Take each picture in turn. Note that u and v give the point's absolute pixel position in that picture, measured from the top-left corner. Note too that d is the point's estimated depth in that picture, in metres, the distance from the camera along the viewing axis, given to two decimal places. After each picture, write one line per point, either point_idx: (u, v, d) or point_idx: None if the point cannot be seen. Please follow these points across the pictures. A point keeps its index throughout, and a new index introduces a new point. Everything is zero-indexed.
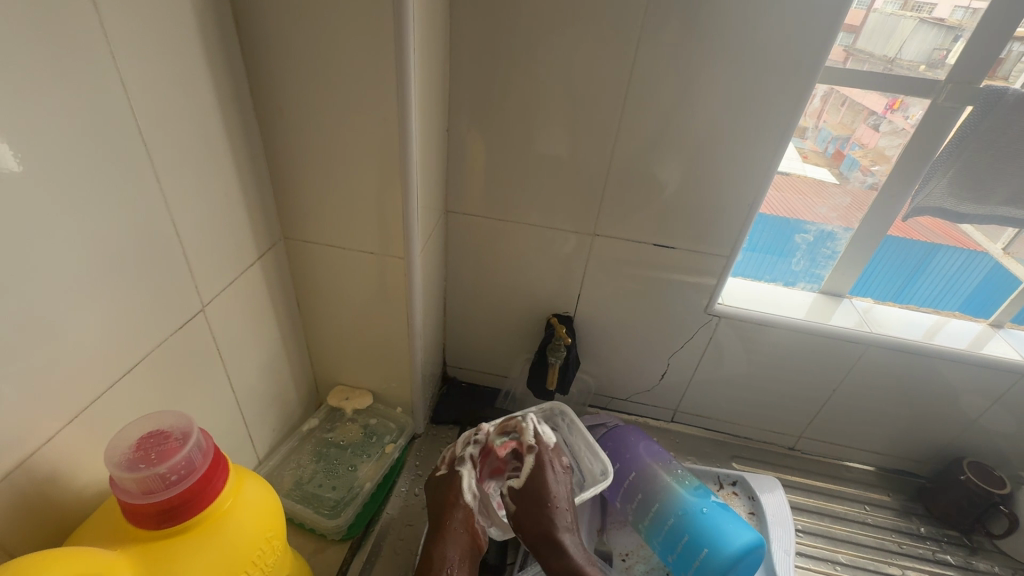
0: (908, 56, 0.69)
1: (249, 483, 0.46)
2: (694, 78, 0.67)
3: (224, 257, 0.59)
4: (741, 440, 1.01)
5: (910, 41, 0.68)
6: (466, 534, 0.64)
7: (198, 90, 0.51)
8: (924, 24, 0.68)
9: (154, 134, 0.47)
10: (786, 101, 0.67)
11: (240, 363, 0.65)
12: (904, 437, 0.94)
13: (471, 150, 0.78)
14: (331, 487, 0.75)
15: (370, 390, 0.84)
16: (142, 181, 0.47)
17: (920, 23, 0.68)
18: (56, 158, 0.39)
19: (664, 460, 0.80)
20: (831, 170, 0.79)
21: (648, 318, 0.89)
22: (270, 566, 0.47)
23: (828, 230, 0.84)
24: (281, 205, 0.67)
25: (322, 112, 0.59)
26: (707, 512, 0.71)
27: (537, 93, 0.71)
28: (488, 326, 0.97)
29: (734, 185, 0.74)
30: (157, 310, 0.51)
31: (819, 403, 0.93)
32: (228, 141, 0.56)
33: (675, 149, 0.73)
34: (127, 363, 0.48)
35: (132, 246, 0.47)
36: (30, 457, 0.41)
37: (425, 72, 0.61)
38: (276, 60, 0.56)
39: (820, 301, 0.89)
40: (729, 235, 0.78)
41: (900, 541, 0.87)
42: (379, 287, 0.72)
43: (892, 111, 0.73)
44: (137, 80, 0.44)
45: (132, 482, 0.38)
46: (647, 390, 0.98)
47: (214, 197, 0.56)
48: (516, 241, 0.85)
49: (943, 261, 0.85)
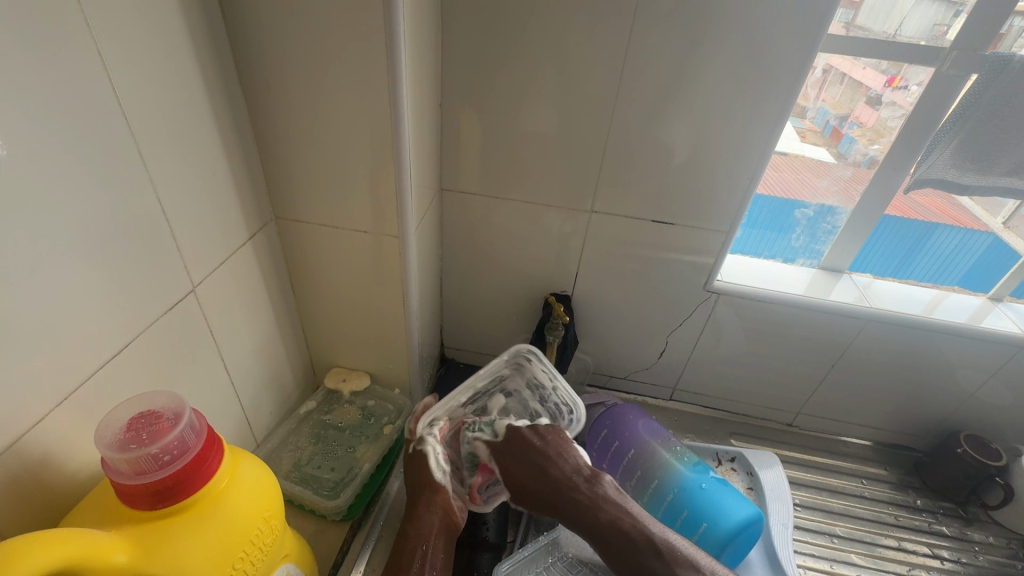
0: (908, 32, 0.68)
1: (244, 463, 0.45)
2: (695, 48, 0.65)
3: (213, 237, 0.57)
4: (739, 417, 1.01)
5: (910, 16, 0.67)
6: (439, 511, 0.64)
7: (181, 64, 0.49)
8: None
9: (136, 110, 0.45)
10: (787, 73, 0.65)
11: (233, 346, 0.64)
12: (902, 412, 0.94)
13: (465, 127, 0.76)
14: (329, 469, 0.74)
15: (368, 371, 0.84)
16: (125, 158, 0.45)
17: None
18: (34, 134, 0.37)
19: (663, 438, 0.80)
20: (830, 150, 0.79)
21: (646, 297, 0.88)
22: (268, 547, 0.47)
23: (828, 205, 0.83)
24: (271, 184, 0.65)
25: (310, 85, 0.57)
26: (706, 488, 0.71)
27: (533, 66, 0.69)
28: (484, 306, 0.96)
29: (734, 160, 0.73)
30: (144, 292, 0.49)
31: (817, 380, 0.93)
32: (214, 117, 0.55)
33: (674, 123, 0.71)
34: (115, 346, 0.47)
35: (119, 227, 0.46)
36: (20, 439, 0.40)
37: (417, 45, 0.59)
38: (262, 33, 0.54)
39: (818, 277, 0.89)
40: (729, 210, 0.77)
41: (897, 513, 0.88)
42: (373, 268, 0.71)
43: (892, 88, 0.72)
44: (115, 52, 0.42)
45: (122, 463, 0.38)
46: (645, 368, 0.98)
47: (201, 176, 0.54)
48: (512, 220, 0.84)
49: (940, 239, 0.85)
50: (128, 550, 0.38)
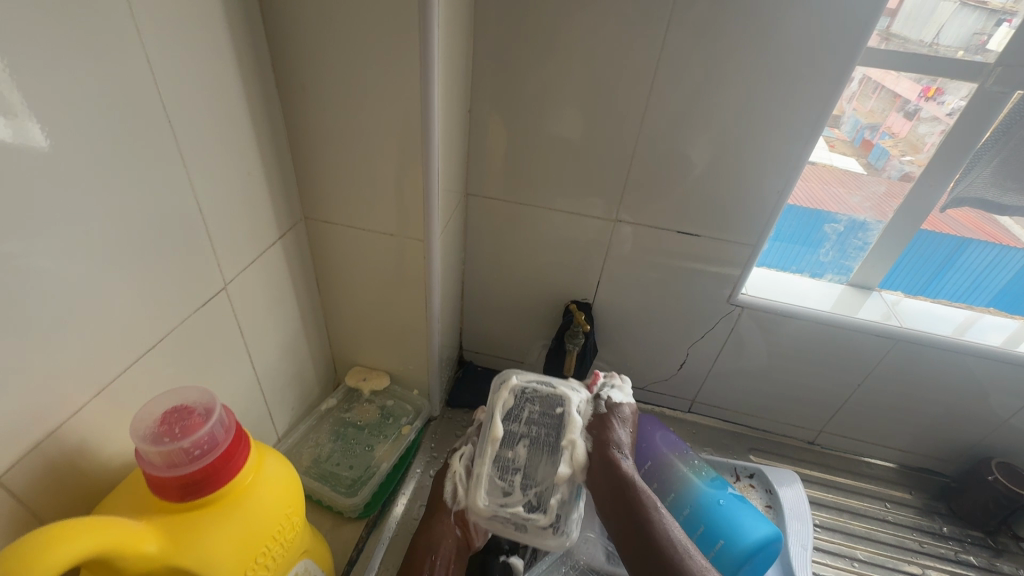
0: (947, 40, 0.66)
1: (269, 459, 0.46)
2: (728, 58, 0.64)
3: (245, 236, 0.59)
4: (759, 432, 0.99)
5: (948, 25, 0.65)
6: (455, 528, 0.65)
7: (220, 65, 0.50)
8: (965, 7, 0.64)
9: (176, 108, 0.46)
10: (825, 85, 0.64)
11: (260, 342, 0.65)
12: (930, 434, 0.91)
13: (492, 133, 0.76)
14: (347, 466, 0.75)
15: (387, 371, 0.85)
16: (165, 156, 0.46)
17: (960, 7, 0.64)
18: (83, 136, 0.39)
19: (681, 451, 0.79)
20: (859, 159, 0.77)
21: (667, 307, 0.88)
22: (289, 543, 0.48)
23: (859, 220, 0.81)
24: (302, 185, 0.66)
25: (344, 91, 0.58)
26: (724, 504, 0.70)
27: (562, 73, 0.69)
28: (504, 310, 0.96)
29: (764, 171, 0.72)
30: (181, 287, 0.51)
31: (842, 399, 0.91)
32: (251, 119, 0.56)
33: (703, 133, 0.70)
34: (149, 341, 0.49)
35: (156, 222, 0.47)
36: (59, 428, 0.42)
37: (450, 52, 0.59)
38: (300, 39, 0.55)
39: (847, 294, 0.86)
40: (755, 223, 0.76)
41: (921, 539, 0.85)
42: (398, 269, 0.72)
43: (927, 99, 0.70)
44: (160, 57, 0.44)
45: (156, 455, 0.39)
46: (665, 379, 0.97)
47: (237, 176, 0.55)
48: (535, 226, 0.84)
49: (974, 256, 0.81)
50: (157, 540, 0.39)
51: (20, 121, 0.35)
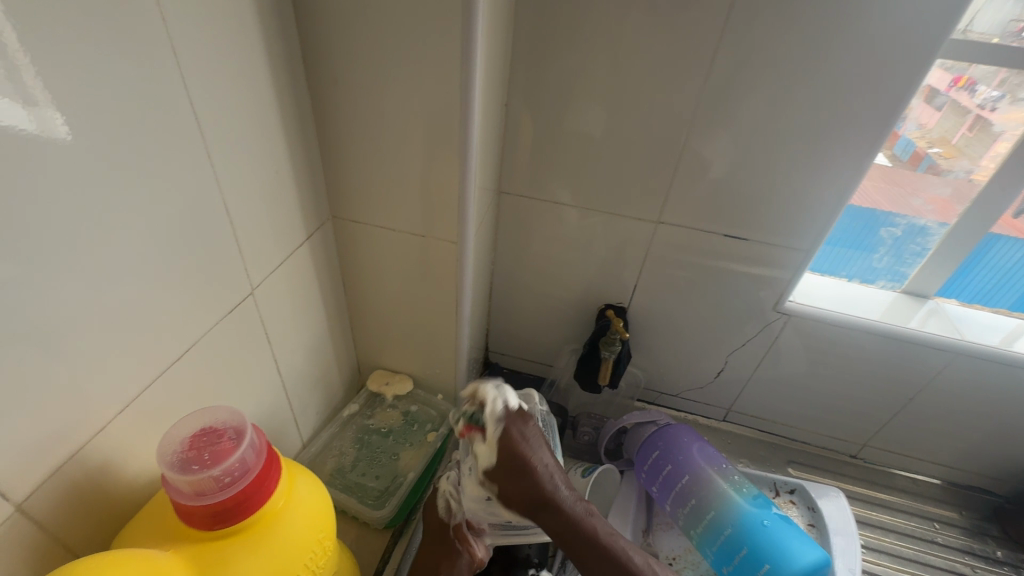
0: (980, 27, 0.61)
1: (299, 481, 0.44)
2: (792, 50, 0.59)
3: (273, 239, 0.56)
4: (798, 444, 0.95)
5: (985, 10, 0.60)
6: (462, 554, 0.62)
7: (249, 59, 0.47)
8: None
9: (203, 105, 0.43)
10: (901, 80, 0.58)
11: (285, 348, 0.63)
12: (985, 452, 0.86)
13: (528, 129, 0.72)
14: (373, 476, 0.73)
15: (412, 375, 0.82)
16: (191, 158, 0.43)
17: None
18: (106, 140, 0.36)
19: (719, 465, 0.75)
20: (887, 153, 0.71)
21: (707, 314, 0.83)
22: (321, 568, 0.45)
23: (920, 225, 0.75)
24: (331, 184, 0.63)
25: (377, 85, 0.54)
26: (769, 525, 0.66)
27: (607, 66, 0.64)
28: (534, 312, 0.92)
29: (823, 174, 0.66)
30: (207, 297, 0.48)
31: (891, 413, 0.86)
32: (279, 116, 0.52)
33: (758, 132, 0.65)
34: (175, 353, 0.46)
35: (183, 229, 0.44)
36: (83, 448, 0.40)
37: (491, 43, 0.55)
38: (331, 29, 0.51)
39: (901, 303, 0.81)
40: (809, 228, 0.71)
41: (973, 564, 0.81)
42: (429, 273, 0.68)
43: (956, 88, 0.66)
44: (186, 51, 0.40)
45: (183, 483, 0.36)
46: (700, 387, 0.93)
47: (264, 177, 0.52)
48: (570, 226, 0.80)
49: (1001, 252, 0.75)
50: (184, 571, 0.37)
51: (40, 110, 0.32)
